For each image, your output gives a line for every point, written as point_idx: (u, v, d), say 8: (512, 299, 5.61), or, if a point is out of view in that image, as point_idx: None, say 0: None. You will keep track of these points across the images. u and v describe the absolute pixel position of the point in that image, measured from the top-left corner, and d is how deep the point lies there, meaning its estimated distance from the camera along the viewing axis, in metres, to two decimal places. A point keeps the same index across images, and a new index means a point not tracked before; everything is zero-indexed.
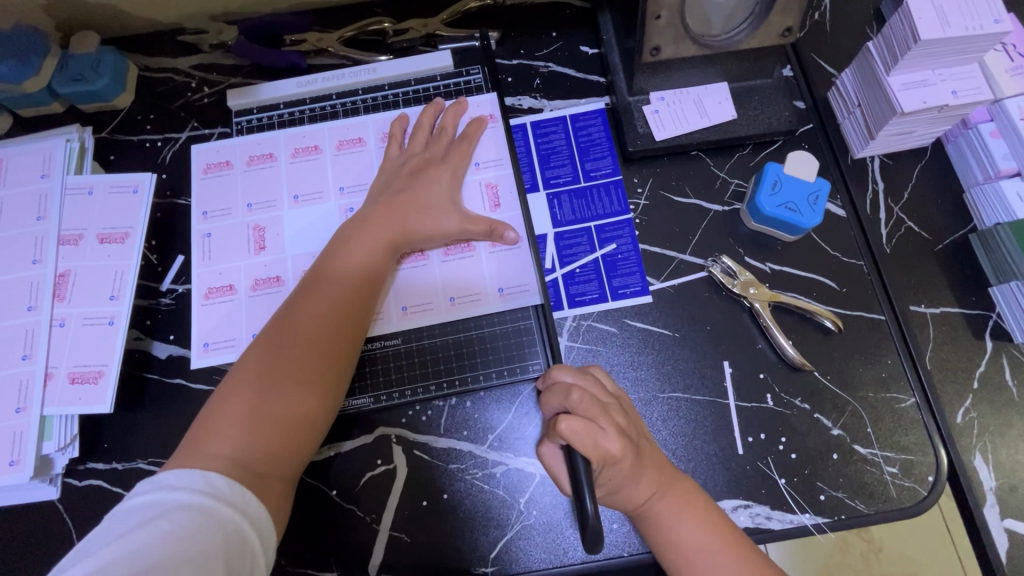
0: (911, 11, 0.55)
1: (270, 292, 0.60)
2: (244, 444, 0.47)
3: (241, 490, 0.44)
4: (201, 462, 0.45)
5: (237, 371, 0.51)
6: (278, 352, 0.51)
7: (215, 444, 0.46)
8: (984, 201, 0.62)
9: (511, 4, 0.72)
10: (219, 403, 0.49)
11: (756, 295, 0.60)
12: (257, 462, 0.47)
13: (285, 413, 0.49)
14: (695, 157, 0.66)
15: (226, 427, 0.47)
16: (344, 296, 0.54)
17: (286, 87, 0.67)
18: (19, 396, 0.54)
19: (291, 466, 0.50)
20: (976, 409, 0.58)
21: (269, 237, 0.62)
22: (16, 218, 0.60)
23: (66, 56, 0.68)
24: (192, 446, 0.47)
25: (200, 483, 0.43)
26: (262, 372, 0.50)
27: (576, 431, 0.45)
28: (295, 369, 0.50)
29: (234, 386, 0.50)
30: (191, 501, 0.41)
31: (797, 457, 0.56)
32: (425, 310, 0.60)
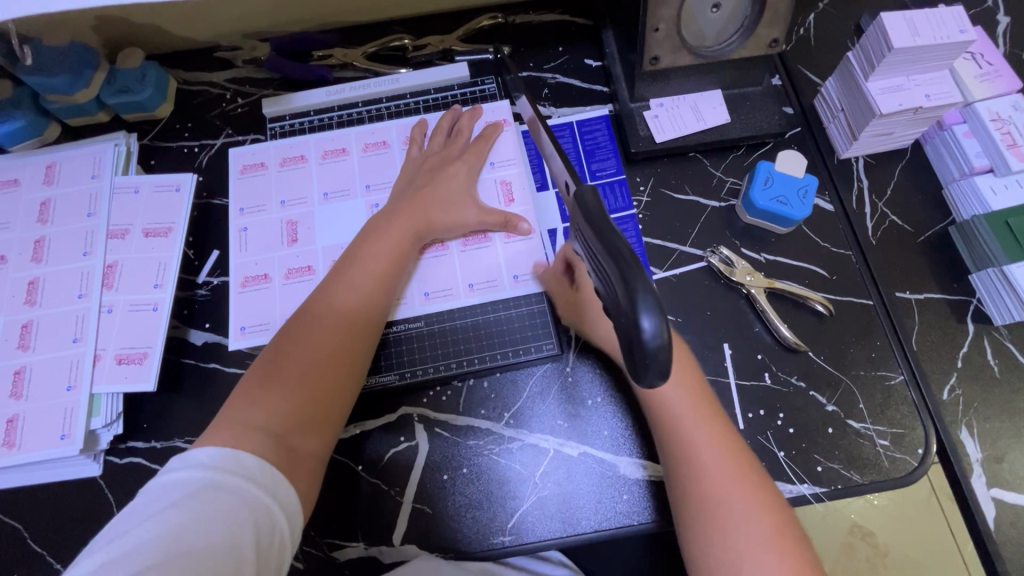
0: (885, 24, 0.60)
1: (303, 281, 0.65)
2: (278, 415, 0.50)
3: (270, 471, 0.46)
4: (238, 432, 0.48)
5: (271, 348, 0.54)
6: (311, 331, 0.55)
7: (251, 415, 0.49)
8: (961, 196, 0.67)
9: (520, 23, 0.79)
10: (254, 379, 0.52)
11: (752, 282, 0.64)
12: (290, 433, 0.50)
13: (316, 388, 0.52)
14: (693, 158, 0.71)
15: (261, 400, 0.50)
16: (372, 282, 0.58)
17: (316, 96, 0.73)
18: (70, 375, 0.58)
19: (322, 440, 0.52)
20: (961, 386, 0.62)
21: (301, 230, 0.67)
22: (69, 215, 0.65)
23: (113, 70, 0.74)
24: (227, 416, 0.50)
25: (230, 461, 0.45)
26: (296, 350, 0.53)
27: None
28: (327, 348, 0.54)
29: (269, 364, 0.53)
30: (221, 480, 0.43)
31: (795, 431, 0.60)
32: (445, 296, 0.64)
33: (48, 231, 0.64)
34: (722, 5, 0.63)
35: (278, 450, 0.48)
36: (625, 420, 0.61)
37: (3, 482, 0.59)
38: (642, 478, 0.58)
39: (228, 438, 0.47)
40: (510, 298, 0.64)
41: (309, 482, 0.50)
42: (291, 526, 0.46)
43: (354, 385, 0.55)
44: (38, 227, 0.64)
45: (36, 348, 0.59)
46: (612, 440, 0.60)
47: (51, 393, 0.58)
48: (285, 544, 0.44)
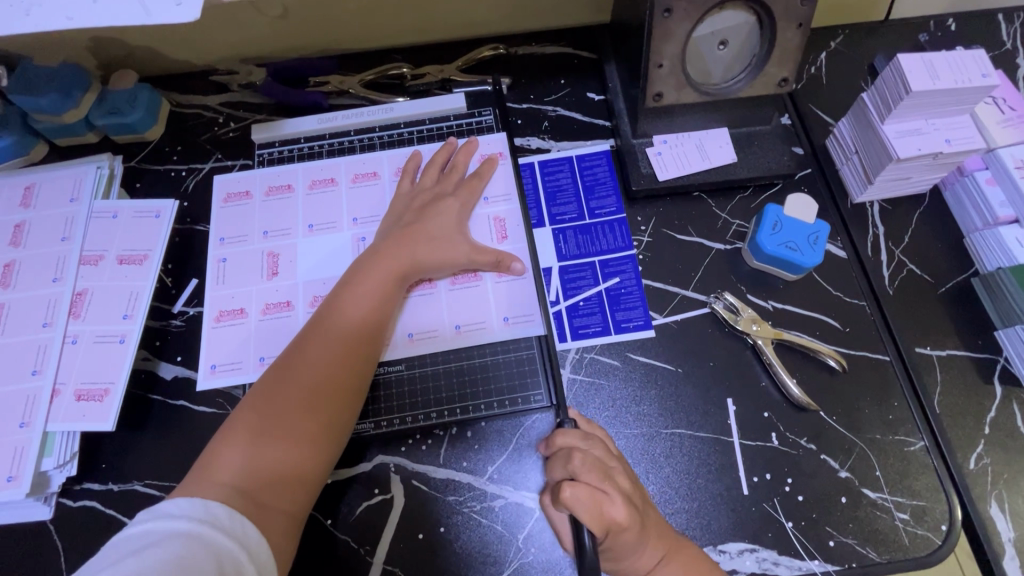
0: (902, 67, 0.57)
1: (279, 319, 0.61)
2: (246, 471, 0.47)
3: (240, 520, 0.44)
4: (205, 490, 0.45)
5: (252, 396, 0.51)
6: (286, 381, 0.51)
7: (218, 472, 0.46)
8: (984, 246, 0.62)
9: (522, 55, 0.78)
10: (225, 434, 0.49)
11: (758, 332, 0.60)
12: (258, 490, 0.46)
13: (293, 443, 0.49)
14: (697, 197, 0.68)
15: (235, 455, 0.47)
16: (354, 328, 0.54)
17: (308, 123, 0.71)
18: (25, 411, 0.54)
19: (300, 496, 0.49)
20: (989, 456, 0.56)
21: (283, 263, 0.64)
22: (42, 239, 0.62)
23: (105, 91, 0.72)
24: (198, 472, 0.47)
25: (198, 511, 0.43)
26: (269, 402, 0.50)
27: (580, 499, 0.45)
28: (302, 399, 0.50)
29: (241, 416, 0.50)
30: (185, 527, 0.41)
31: (804, 500, 0.55)
32: (430, 338, 0.61)
33: (19, 254, 0.61)
34: (728, 43, 0.60)
35: (243, 506, 0.45)
36: None
37: None
38: None
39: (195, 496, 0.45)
40: (500, 343, 0.60)
41: (282, 543, 0.46)
42: None
43: (333, 438, 0.51)
44: (10, 250, 0.62)
45: None
46: None
47: (3, 429, 0.54)
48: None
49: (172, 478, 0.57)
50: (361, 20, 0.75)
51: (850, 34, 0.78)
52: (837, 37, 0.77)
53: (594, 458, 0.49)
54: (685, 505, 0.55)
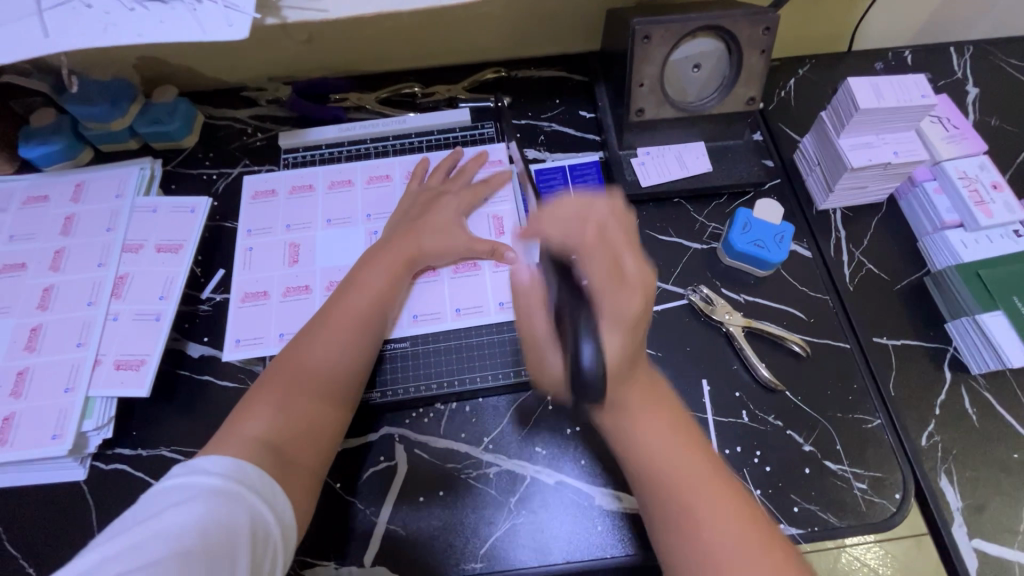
0: (852, 88, 0.65)
1: (298, 301, 0.68)
2: (273, 427, 0.52)
3: (268, 480, 0.48)
4: (237, 442, 0.50)
5: (275, 365, 0.57)
6: (306, 351, 0.57)
7: (248, 427, 0.51)
8: (935, 248, 0.69)
9: (521, 77, 0.87)
10: (251, 397, 0.54)
11: (731, 320, 0.67)
12: (284, 444, 0.52)
13: (313, 404, 0.55)
14: (677, 203, 0.76)
15: (261, 413, 0.53)
16: (367, 306, 0.62)
17: (329, 132, 0.79)
18: (69, 378, 0.61)
19: (319, 452, 0.54)
20: (939, 433, 0.62)
21: (302, 253, 0.71)
22: (89, 229, 0.69)
23: (148, 103, 0.81)
24: (228, 429, 0.52)
25: (232, 468, 0.46)
26: (294, 367, 0.56)
27: (593, 263, 0.44)
28: (321, 367, 0.57)
29: (265, 382, 0.56)
30: (222, 485, 0.45)
31: (771, 470, 0.60)
32: (432, 319, 0.67)
33: (68, 242, 0.69)
34: (701, 66, 0.69)
35: (272, 458, 0.50)
36: (599, 450, 0.61)
37: None
38: (616, 509, 0.58)
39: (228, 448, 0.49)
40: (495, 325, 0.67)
41: (305, 495, 0.51)
42: (283, 536, 0.47)
43: (346, 403, 0.58)
44: (59, 238, 0.69)
45: (40, 351, 0.62)
46: (588, 469, 0.60)
47: (48, 394, 0.60)
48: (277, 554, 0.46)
49: (197, 443, 0.62)
50: (379, 45, 0.84)
51: (817, 63, 0.87)
52: (804, 65, 0.87)
53: (608, 257, 0.46)
54: None
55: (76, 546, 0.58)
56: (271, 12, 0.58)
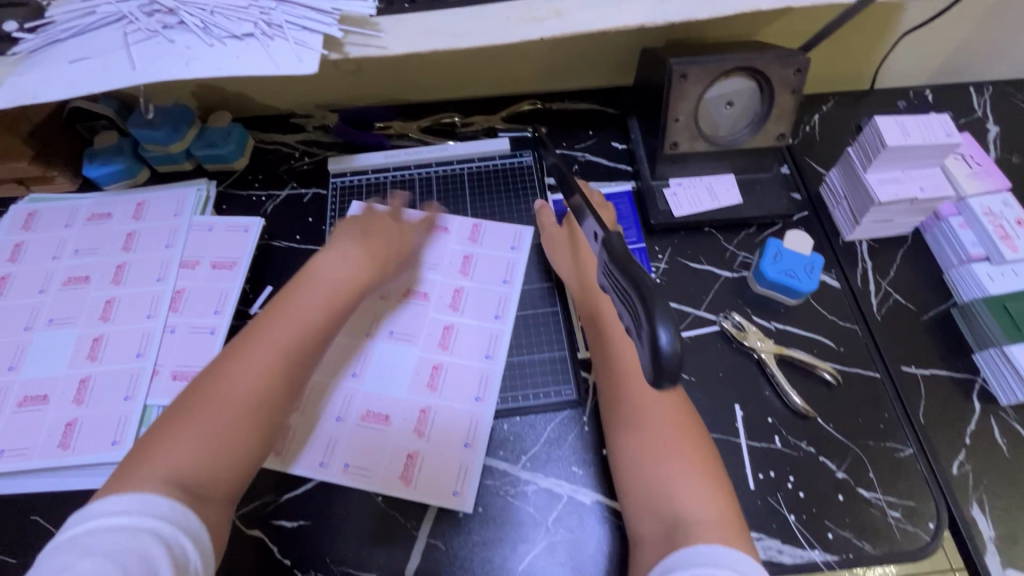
0: (879, 126, 0.68)
1: (373, 399, 0.66)
2: (185, 463, 0.47)
3: (183, 511, 0.45)
4: (144, 483, 0.45)
5: (192, 391, 0.51)
6: (229, 375, 0.51)
7: (156, 463, 0.46)
8: (961, 281, 0.71)
9: (555, 109, 0.91)
10: (164, 424, 0.49)
11: (763, 347, 0.69)
12: (195, 482, 0.47)
13: (235, 437, 0.50)
14: (707, 232, 0.79)
15: (171, 448, 0.47)
16: (301, 327, 0.55)
17: (375, 157, 0.83)
18: (129, 387, 0.63)
19: (235, 483, 0.50)
20: (971, 462, 0.63)
21: (356, 363, 0.68)
22: (149, 245, 0.73)
23: (204, 128, 0.86)
24: (129, 468, 0.46)
25: (145, 509, 0.43)
26: (214, 392, 0.50)
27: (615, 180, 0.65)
28: (243, 394, 0.51)
29: (178, 410, 0.50)
30: (132, 522, 0.42)
31: (805, 495, 0.61)
32: (495, 342, 0.70)
33: (129, 257, 0.72)
34: (734, 103, 0.72)
35: (186, 499, 0.46)
36: None
37: (40, 486, 0.61)
38: None
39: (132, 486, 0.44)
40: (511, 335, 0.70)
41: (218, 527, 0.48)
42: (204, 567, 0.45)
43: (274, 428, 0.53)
44: (122, 253, 0.73)
45: (102, 360, 0.65)
46: None
47: (109, 402, 0.63)
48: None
49: None
50: (423, 77, 0.89)
51: (839, 100, 0.90)
52: (827, 101, 0.90)
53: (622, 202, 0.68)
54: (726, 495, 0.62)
55: None
56: (335, 47, 0.62)
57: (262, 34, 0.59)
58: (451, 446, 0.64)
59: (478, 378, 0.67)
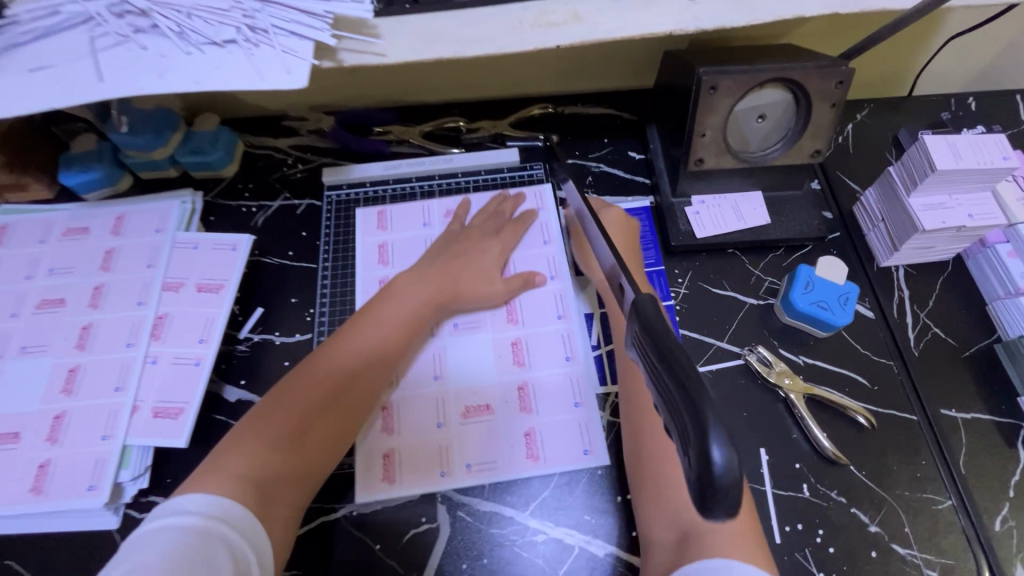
0: (927, 146, 0.62)
1: (434, 404, 0.64)
2: (257, 465, 0.51)
3: (251, 518, 0.48)
4: (219, 480, 0.49)
5: (273, 401, 0.56)
6: (299, 388, 0.57)
7: (232, 464, 0.50)
8: (1007, 315, 0.66)
9: (568, 114, 0.84)
10: (242, 429, 0.54)
11: (791, 386, 0.64)
12: (265, 485, 0.51)
13: (302, 445, 0.54)
14: (731, 254, 0.73)
15: (248, 446, 0.52)
16: (370, 350, 0.61)
17: (374, 169, 0.78)
18: (106, 424, 0.59)
19: (297, 493, 0.53)
20: (1014, 518, 0.58)
21: (437, 364, 0.66)
22: (130, 264, 0.68)
23: (189, 131, 0.79)
24: (209, 466, 0.50)
25: (213, 509, 0.46)
26: (293, 399, 0.56)
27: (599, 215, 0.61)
28: (312, 406, 0.56)
29: (258, 415, 0.55)
30: (207, 526, 0.45)
31: (834, 551, 0.57)
32: (568, 340, 0.67)
33: (108, 278, 0.67)
34: (766, 116, 0.66)
35: (254, 498, 0.49)
36: None
37: (12, 530, 0.57)
38: None
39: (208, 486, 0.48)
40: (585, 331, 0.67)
41: (283, 532, 0.51)
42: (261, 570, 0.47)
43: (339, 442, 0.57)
44: (100, 273, 0.67)
45: (78, 393, 0.60)
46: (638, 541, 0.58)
47: (85, 441, 0.58)
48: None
49: None
50: (425, 78, 0.82)
51: (874, 107, 0.84)
52: (862, 109, 0.83)
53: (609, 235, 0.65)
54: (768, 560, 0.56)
55: None
56: (328, 55, 0.56)
57: (245, 39, 0.53)
58: (510, 447, 0.62)
59: (569, 383, 0.65)
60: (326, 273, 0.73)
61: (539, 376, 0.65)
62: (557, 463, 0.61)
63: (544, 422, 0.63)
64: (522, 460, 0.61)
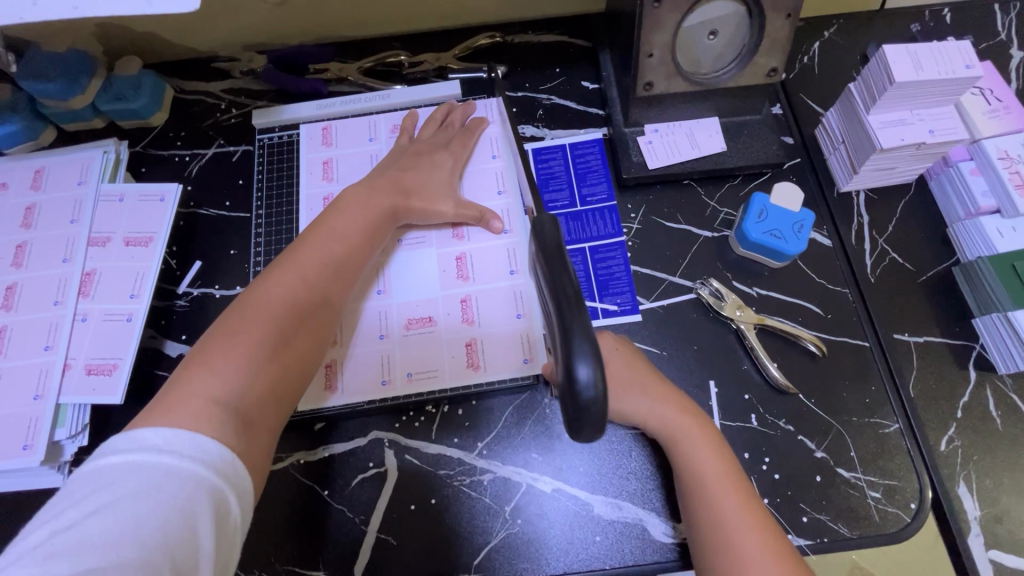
0: (887, 57, 0.58)
1: (378, 316, 0.63)
2: (234, 389, 0.44)
3: (231, 458, 0.40)
4: (186, 411, 0.41)
5: (230, 322, 0.48)
6: (265, 301, 0.49)
7: (205, 387, 0.43)
8: (965, 235, 0.64)
9: (517, 43, 0.79)
10: (204, 348, 0.46)
11: (742, 317, 0.62)
12: (246, 409, 0.44)
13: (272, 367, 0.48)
14: (687, 186, 0.70)
15: (213, 370, 0.44)
16: (335, 259, 0.54)
17: (307, 109, 0.73)
18: (38, 384, 0.57)
19: (276, 419, 0.48)
20: (960, 438, 0.58)
21: (380, 280, 0.64)
22: (52, 221, 0.65)
23: (110, 77, 0.74)
24: (168, 400, 0.42)
25: (186, 447, 0.39)
26: (256, 318, 0.48)
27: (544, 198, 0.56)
28: (278, 323, 0.49)
29: (216, 336, 0.46)
30: (176, 465, 0.37)
31: (780, 478, 0.57)
32: (513, 255, 0.65)
33: (31, 236, 0.64)
34: (718, 33, 0.61)
35: (235, 424, 0.43)
36: (601, 456, 0.58)
37: None
38: (616, 518, 0.56)
39: (177, 416, 0.40)
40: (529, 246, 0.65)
41: (267, 458, 0.45)
42: (243, 503, 0.40)
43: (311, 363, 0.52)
44: (21, 231, 0.64)
45: (7, 354, 0.59)
46: (586, 476, 0.58)
47: (17, 401, 0.57)
48: (241, 532, 0.40)
49: None
50: (360, 7, 0.76)
51: (843, 23, 0.78)
52: (830, 26, 0.78)
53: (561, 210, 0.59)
54: None
55: None
56: None
57: None
58: (451, 358, 0.60)
59: (511, 297, 0.63)
60: (260, 223, 0.69)
61: (482, 289, 0.63)
62: (496, 372, 0.60)
63: (485, 333, 0.61)
64: (463, 370, 0.60)
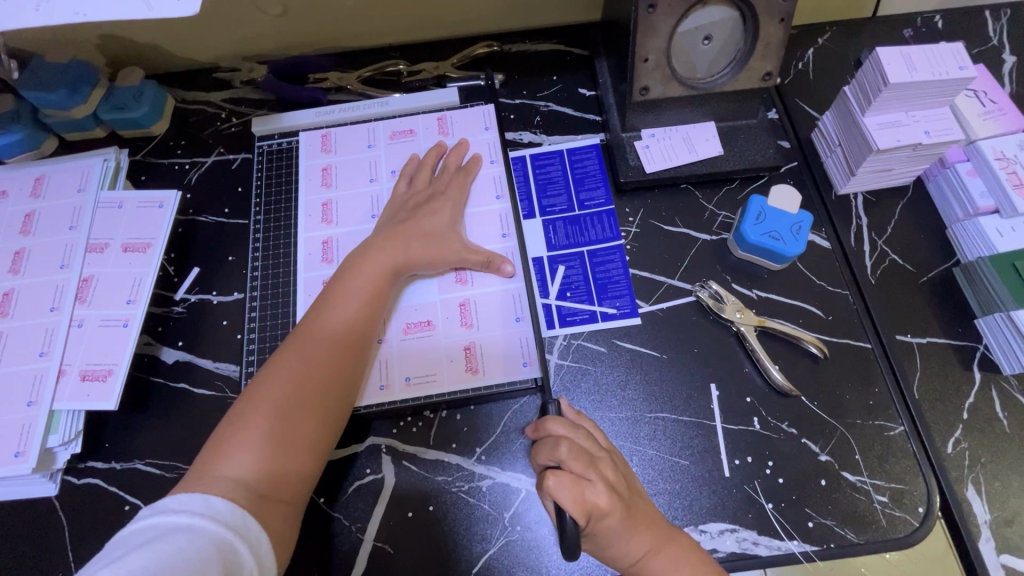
0: (881, 59, 0.59)
1: None
2: (257, 466, 0.47)
3: (240, 513, 0.44)
4: (207, 484, 0.45)
5: (251, 398, 0.50)
6: (280, 373, 0.52)
7: (229, 466, 0.46)
8: (965, 236, 0.64)
9: (515, 51, 0.80)
10: (230, 425, 0.49)
11: (742, 319, 0.62)
12: (265, 484, 0.47)
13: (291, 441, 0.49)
14: (685, 189, 0.70)
15: (234, 448, 0.47)
16: (344, 324, 0.55)
17: (306, 116, 0.74)
18: (32, 391, 0.57)
19: (296, 490, 0.49)
20: (966, 440, 0.57)
21: None
22: (51, 227, 0.65)
23: (112, 87, 0.75)
24: (200, 471, 0.46)
25: (202, 507, 0.42)
26: (272, 391, 0.50)
27: (563, 486, 0.45)
28: (293, 396, 0.51)
29: (238, 413, 0.50)
30: (192, 523, 0.41)
31: (785, 482, 0.56)
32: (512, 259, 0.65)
33: (28, 242, 0.64)
34: (713, 38, 0.62)
35: (250, 499, 0.45)
36: None
37: None
38: None
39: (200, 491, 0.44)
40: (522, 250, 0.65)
41: (283, 528, 0.47)
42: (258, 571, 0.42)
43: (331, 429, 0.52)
44: (19, 238, 0.64)
45: (2, 360, 0.58)
46: None
47: (11, 407, 0.56)
48: None
49: (172, 457, 0.59)
50: (360, 17, 0.77)
51: (837, 30, 0.79)
52: (824, 33, 0.79)
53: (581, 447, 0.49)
54: (710, 500, 0.56)
55: (50, 561, 0.55)
56: None
57: None
58: (449, 361, 0.60)
59: (509, 300, 0.63)
60: (257, 229, 0.69)
61: (480, 293, 0.63)
62: (494, 376, 0.59)
63: (483, 337, 0.61)
64: (461, 373, 0.60)
